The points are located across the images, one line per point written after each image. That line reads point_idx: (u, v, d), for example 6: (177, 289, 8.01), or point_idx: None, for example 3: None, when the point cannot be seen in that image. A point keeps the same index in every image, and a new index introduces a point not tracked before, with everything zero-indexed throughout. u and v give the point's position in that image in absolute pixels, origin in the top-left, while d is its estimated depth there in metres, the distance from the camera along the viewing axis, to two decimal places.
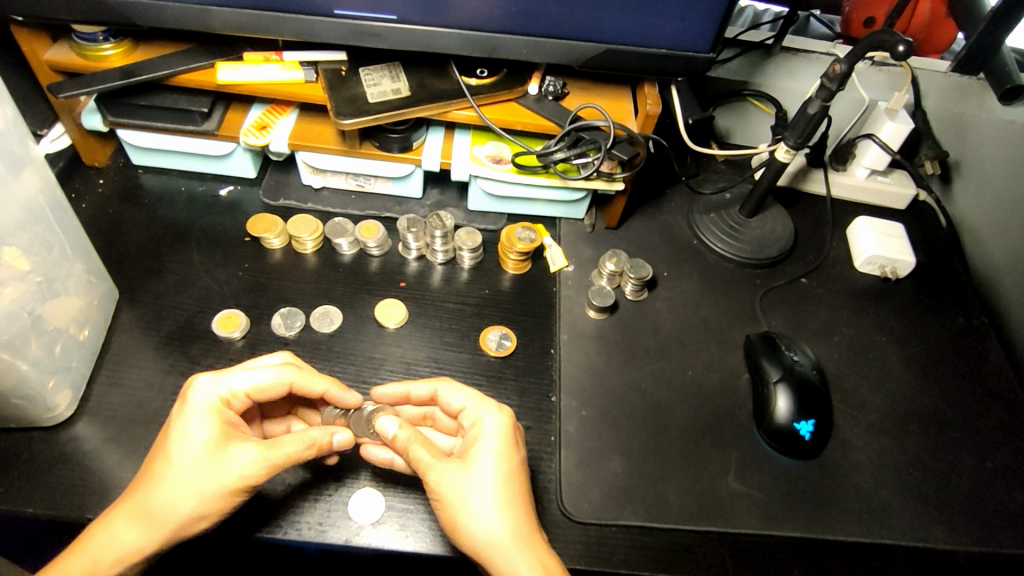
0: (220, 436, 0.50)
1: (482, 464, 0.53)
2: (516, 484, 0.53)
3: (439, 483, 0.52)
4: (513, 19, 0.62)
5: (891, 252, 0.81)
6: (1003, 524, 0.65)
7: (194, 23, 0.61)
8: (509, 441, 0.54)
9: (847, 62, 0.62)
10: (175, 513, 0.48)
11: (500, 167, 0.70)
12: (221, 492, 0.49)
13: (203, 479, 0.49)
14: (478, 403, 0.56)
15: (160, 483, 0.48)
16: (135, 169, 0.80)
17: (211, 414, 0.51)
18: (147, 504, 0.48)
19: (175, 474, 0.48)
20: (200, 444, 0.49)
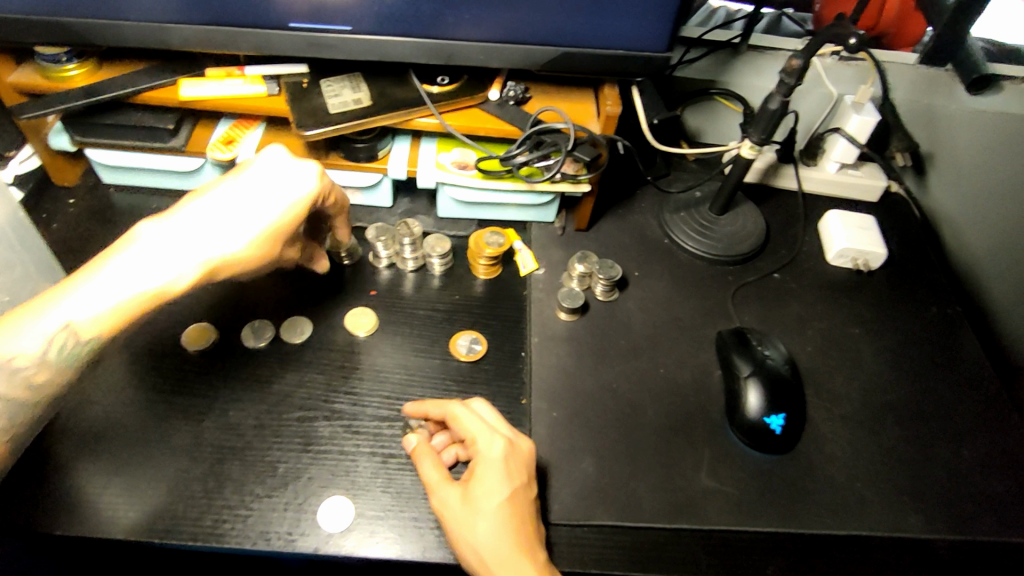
0: (290, 218, 0.57)
1: (481, 488, 0.53)
2: (510, 514, 0.52)
3: (443, 503, 0.53)
4: (468, 25, 0.62)
5: (862, 244, 0.81)
6: (980, 513, 0.64)
7: (153, 41, 0.62)
8: (504, 472, 0.54)
9: (803, 56, 0.63)
10: (232, 263, 0.55)
11: (465, 172, 0.71)
12: (263, 255, 0.57)
13: (261, 238, 0.56)
14: (482, 428, 0.56)
15: (228, 226, 0.55)
16: (106, 188, 0.80)
17: (303, 198, 0.58)
18: (206, 239, 0.54)
19: (244, 225, 0.55)
20: (276, 215, 0.57)
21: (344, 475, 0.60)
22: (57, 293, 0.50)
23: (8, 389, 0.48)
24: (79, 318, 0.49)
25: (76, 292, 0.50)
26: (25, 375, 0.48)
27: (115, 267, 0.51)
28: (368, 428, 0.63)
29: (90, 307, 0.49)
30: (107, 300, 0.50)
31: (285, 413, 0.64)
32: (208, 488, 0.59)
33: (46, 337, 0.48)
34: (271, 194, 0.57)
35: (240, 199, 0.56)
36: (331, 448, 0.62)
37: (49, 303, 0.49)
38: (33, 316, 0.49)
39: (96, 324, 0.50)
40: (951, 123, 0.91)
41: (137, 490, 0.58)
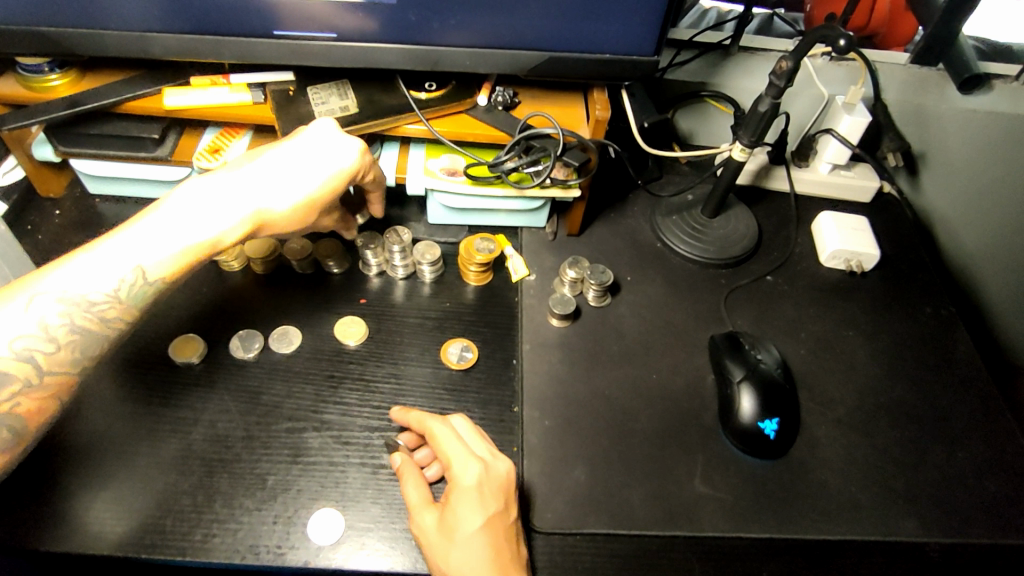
0: (338, 183, 0.60)
1: (455, 516, 0.52)
2: (486, 541, 0.52)
3: (422, 528, 0.53)
4: (454, 31, 0.62)
5: (855, 245, 0.81)
6: (975, 515, 0.64)
7: (135, 49, 0.61)
8: (479, 499, 0.53)
9: (793, 58, 0.62)
10: (276, 220, 0.58)
11: (454, 179, 0.70)
12: (306, 217, 0.60)
13: (308, 201, 0.59)
14: (457, 453, 0.55)
15: (277, 186, 0.57)
16: (92, 199, 0.79)
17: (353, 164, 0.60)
18: (258, 196, 0.57)
19: (294, 187, 0.58)
20: (325, 181, 0.59)
21: (334, 486, 0.59)
22: (126, 235, 0.53)
23: (84, 325, 0.50)
24: (149, 260, 0.52)
25: (141, 237, 0.53)
26: (99, 311, 0.51)
27: (177, 215, 0.54)
28: (358, 438, 0.63)
29: (157, 252, 0.53)
30: (171, 247, 0.53)
31: (274, 425, 0.63)
32: (198, 500, 0.58)
33: (120, 276, 0.51)
34: (320, 159, 0.59)
35: (291, 162, 0.58)
36: (321, 460, 0.61)
37: (121, 245, 0.52)
38: (104, 256, 0.51)
39: (163, 267, 0.53)
40: (942, 123, 0.90)
41: (122, 504, 0.57)
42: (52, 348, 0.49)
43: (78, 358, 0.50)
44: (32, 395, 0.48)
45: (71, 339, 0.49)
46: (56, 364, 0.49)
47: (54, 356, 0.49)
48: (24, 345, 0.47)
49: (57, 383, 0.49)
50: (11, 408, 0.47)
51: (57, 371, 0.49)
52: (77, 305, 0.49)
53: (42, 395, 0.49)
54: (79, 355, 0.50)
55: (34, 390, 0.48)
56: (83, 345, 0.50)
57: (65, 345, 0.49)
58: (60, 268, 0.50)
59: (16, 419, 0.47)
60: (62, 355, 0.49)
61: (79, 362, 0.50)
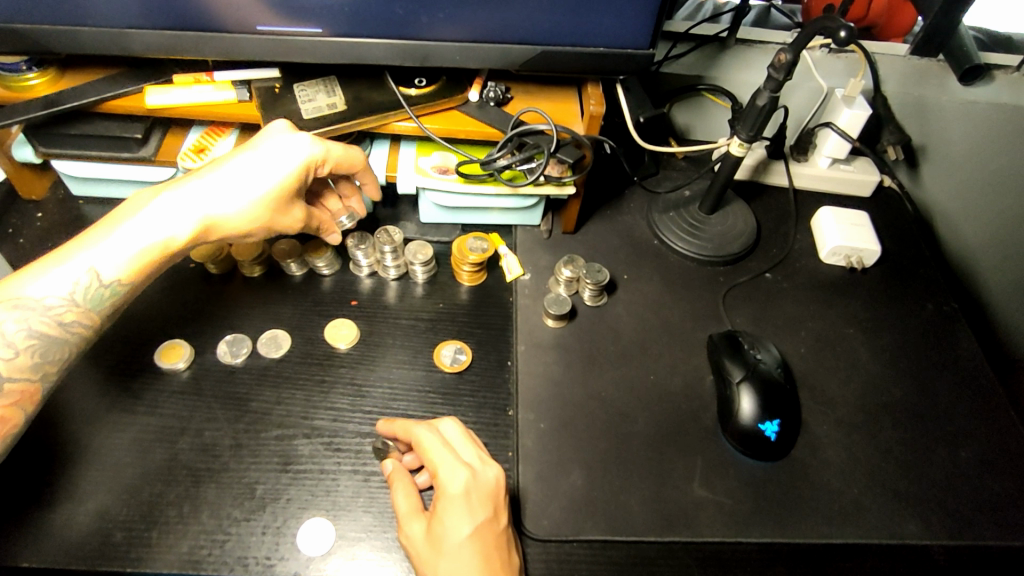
0: (293, 179, 0.58)
1: (442, 525, 0.51)
2: (475, 550, 0.50)
3: (411, 539, 0.52)
4: (444, 25, 0.60)
5: (856, 241, 0.79)
6: (979, 516, 0.63)
7: (114, 46, 0.59)
8: (466, 505, 0.52)
9: (792, 50, 0.61)
10: (234, 221, 0.57)
11: (446, 177, 0.68)
12: (265, 216, 0.58)
13: (265, 199, 0.57)
14: (446, 459, 0.54)
15: (232, 184, 0.56)
16: (75, 200, 0.77)
17: (309, 157, 0.58)
18: (212, 196, 0.56)
19: (250, 185, 0.56)
20: (281, 178, 0.57)
21: (324, 495, 0.58)
22: (82, 241, 0.53)
23: (42, 329, 0.50)
24: (102, 263, 0.52)
25: (96, 240, 0.53)
26: (57, 315, 0.51)
27: (205, 182, 0.56)
28: (349, 445, 0.61)
29: (111, 255, 0.52)
30: (124, 249, 0.53)
31: (263, 433, 0.61)
32: (184, 512, 0.56)
33: (75, 279, 0.51)
34: (286, 150, 0.57)
35: (245, 160, 0.57)
36: (311, 468, 0.59)
37: (77, 248, 0.52)
38: (60, 262, 0.52)
39: (117, 270, 0.52)
40: (942, 114, 0.88)
41: (107, 515, 0.56)
42: (11, 354, 0.49)
43: (39, 363, 0.50)
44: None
45: (29, 343, 0.49)
46: (17, 371, 0.49)
47: (14, 363, 0.49)
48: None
49: (20, 391, 0.49)
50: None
51: (17, 377, 0.49)
52: (32, 310, 0.49)
53: (6, 404, 0.49)
54: (39, 360, 0.50)
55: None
56: (43, 350, 0.50)
57: (24, 351, 0.49)
58: (22, 274, 0.51)
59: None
60: (22, 360, 0.49)
61: (40, 368, 0.50)
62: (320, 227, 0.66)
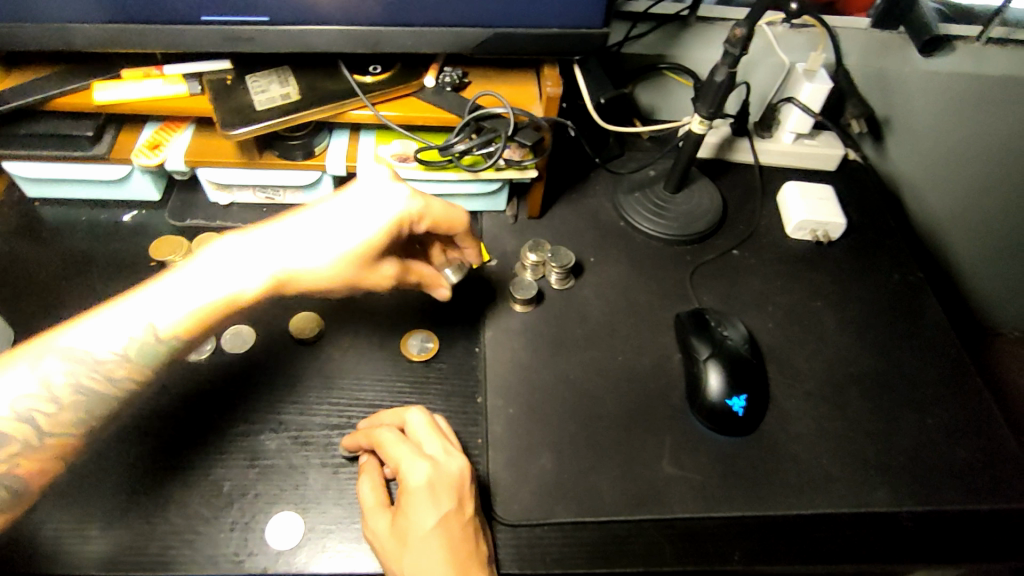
0: (374, 240, 0.55)
1: (405, 517, 0.51)
2: (439, 541, 0.50)
3: (374, 532, 0.52)
4: (393, 9, 0.59)
5: (820, 215, 0.79)
6: (945, 481, 0.64)
7: (55, 42, 0.58)
8: (428, 497, 0.51)
9: (747, 24, 0.60)
10: (310, 278, 0.55)
11: (405, 164, 0.68)
12: (344, 279, 0.56)
13: (340, 262, 0.54)
14: (405, 453, 0.54)
15: (311, 239, 0.54)
16: (32, 203, 0.76)
17: (392, 219, 0.55)
18: (286, 254, 0.54)
19: (331, 242, 0.54)
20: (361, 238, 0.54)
21: (293, 489, 0.58)
22: (149, 291, 0.52)
23: (89, 384, 0.50)
24: (161, 318, 0.51)
25: (164, 292, 0.52)
26: (106, 370, 0.50)
27: (285, 237, 0.54)
28: (317, 438, 0.61)
29: (172, 308, 0.51)
30: (188, 303, 0.52)
31: (229, 429, 0.61)
32: (154, 511, 0.56)
33: (135, 333, 0.50)
34: (372, 207, 0.55)
35: (327, 214, 0.55)
36: (279, 463, 0.59)
37: (145, 300, 0.52)
38: (126, 311, 0.51)
39: (178, 327, 0.51)
40: (905, 87, 0.88)
41: (71, 518, 0.55)
42: (53, 408, 0.48)
43: (80, 419, 0.50)
44: (34, 457, 0.48)
45: (73, 399, 0.49)
46: (57, 426, 0.49)
47: (54, 417, 0.48)
48: (28, 401, 0.47)
49: (60, 444, 0.49)
50: (7, 468, 0.47)
51: (55, 434, 0.49)
52: (83, 363, 0.49)
53: (43, 455, 0.49)
54: (82, 415, 0.50)
55: (33, 451, 0.48)
56: (85, 406, 0.50)
57: (66, 405, 0.49)
58: (85, 323, 0.51)
59: (15, 480, 0.47)
60: (63, 416, 0.49)
61: (82, 425, 0.50)
62: (423, 280, 0.63)
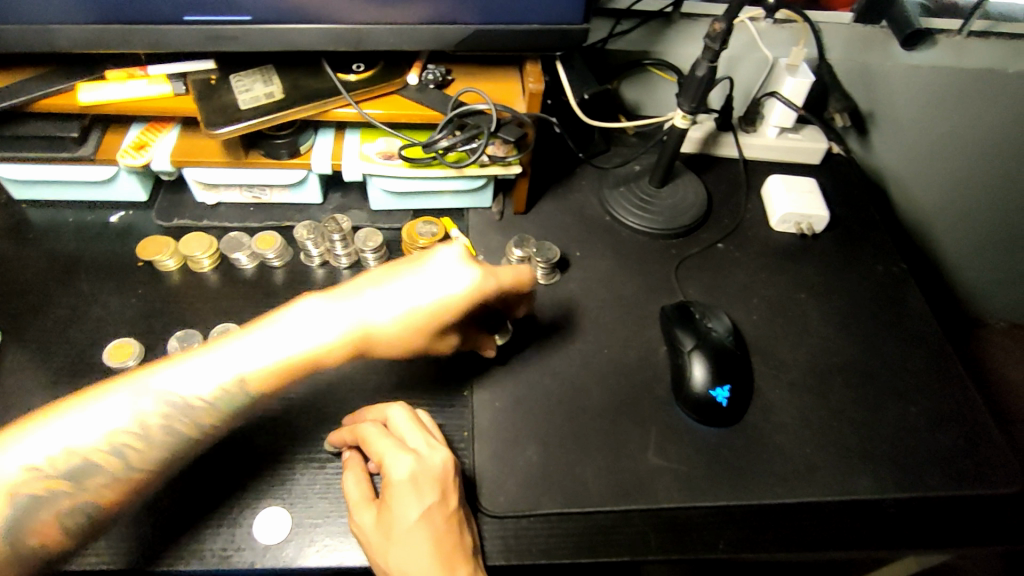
0: (449, 308, 0.51)
1: (390, 511, 0.52)
2: (425, 534, 0.51)
3: (360, 526, 0.53)
4: (375, 8, 0.60)
5: (804, 208, 0.80)
6: (928, 468, 0.64)
7: (38, 43, 0.58)
8: (412, 491, 0.52)
9: (726, 19, 0.61)
10: (383, 338, 0.52)
11: (390, 162, 0.68)
12: (415, 340, 0.53)
13: (412, 324, 0.51)
14: (389, 447, 0.54)
15: (389, 302, 0.51)
16: (19, 205, 0.76)
17: (466, 287, 0.51)
18: (366, 313, 0.51)
19: (405, 306, 0.51)
20: (438, 302, 0.51)
21: (280, 484, 0.58)
22: (235, 339, 0.51)
23: (176, 424, 0.48)
24: (246, 367, 0.49)
25: (249, 343, 0.50)
26: (194, 412, 0.49)
27: (367, 296, 0.51)
28: (304, 433, 0.61)
29: (254, 360, 0.49)
30: (268, 356, 0.50)
31: None
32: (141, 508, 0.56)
33: (219, 381, 0.49)
34: (450, 274, 0.51)
35: (408, 276, 0.52)
36: (267, 459, 0.59)
37: (232, 347, 0.50)
38: (214, 355, 0.50)
39: (255, 376, 0.49)
40: (887, 80, 0.89)
41: None
42: (136, 443, 0.47)
43: (159, 459, 0.48)
44: (115, 489, 0.47)
45: (159, 437, 0.48)
46: (140, 462, 0.47)
47: (139, 452, 0.47)
48: (113, 435, 0.46)
49: (136, 480, 0.48)
50: (88, 497, 0.46)
51: (137, 469, 0.47)
52: (173, 403, 0.48)
53: (118, 488, 0.47)
54: (162, 455, 0.48)
55: (117, 482, 0.47)
56: (166, 447, 0.48)
57: (153, 443, 0.47)
58: (175, 363, 0.50)
59: (93, 509, 0.46)
60: (143, 454, 0.47)
61: (161, 465, 0.48)
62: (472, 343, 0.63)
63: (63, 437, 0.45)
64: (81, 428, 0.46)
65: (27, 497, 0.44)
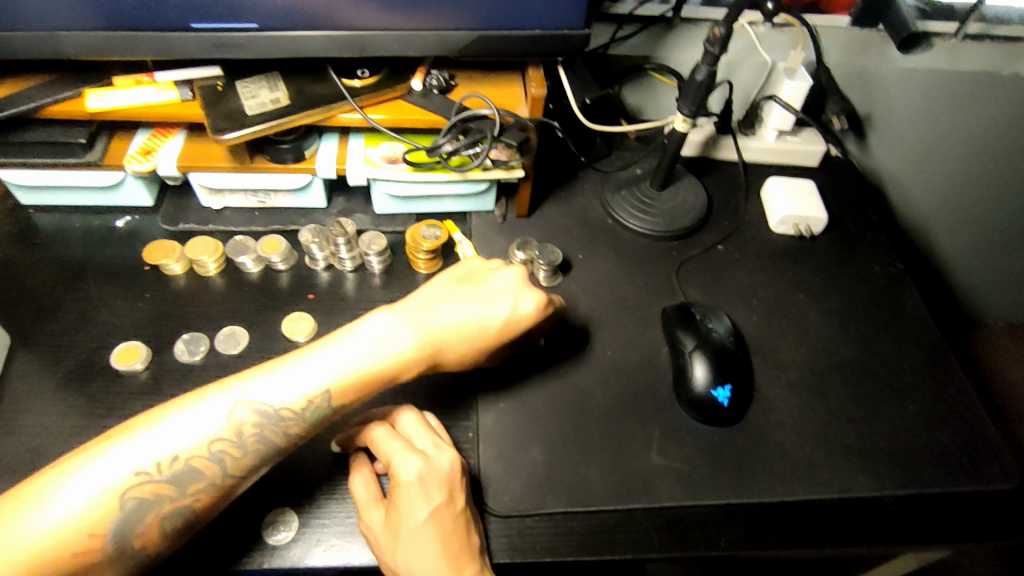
0: (516, 322, 0.59)
1: (399, 511, 0.52)
2: (433, 534, 0.51)
3: (369, 526, 0.54)
4: (379, 15, 0.61)
5: (803, 209, 0.81)
6: (926, 465, 0.65)
7: (47, 50, 0.59)
8: (420, 491, 0.53)
9: (725, 24, 0.62)
10: (454, 349, 0.57)
11: (395, 166, 0.69)
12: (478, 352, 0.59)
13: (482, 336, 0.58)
14: (397, 448, 0.55)
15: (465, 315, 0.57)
16: (26, 210, 0.77)
17: (532, 303, 0.59)
18: (443, 325, 0.56)
19: (479, 319, 0.57)
20: (508, 316, 0.58)
21: (287, 486, 0.58)
22: (314, 352, 0.54)
23: (266, 434, 0.51)
24: (332, 377, 0.53)
25: (330, 355, 0.54)
26: (284, 422, 0.52)
27: (441, 310, 0.57)
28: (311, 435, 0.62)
29: (338, 369, 0.53)
30: (352, 366, 0.53)
31: None
32: None
33: (306, 390, 0.52)
34: (514, 292, 0.59)
35: (476, 294, 0.59)
36: None
37: (315, 359, 0.54)
38: (298, 367, 0.53)
39: (338, 385, 0.53)
40: (884, 83, 0.90)
41: None
42: (233, 451, 0.50)
43: (249, 466, 0.51)
44: (211, 494, 0.50)
45: (250, 446, 0.51)
46: (234, 469, 0.51)
47: (234, 460, 0.50)
48: (212, 441, 0.49)
49: (227, 486, 0.51)
50: (187, 501, 0.49)
51: (231, 475, 0.51)
52: (265, 413, 0.51)
53: (213, 493, 0.50)
54: (252, 462, 0.52)
55: (213, 488, 0.50)
56: (256, 456, 0.51)
57: (245, 452, 0.51)
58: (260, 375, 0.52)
59: (189, 512, 0.50)
60: (237, 461, 0.51)
61: (250, 472, 0.52)
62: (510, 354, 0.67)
63: (167, 442, 0.48)
64: (181, 433, 0.49)
65: (135, 500, 0.47)
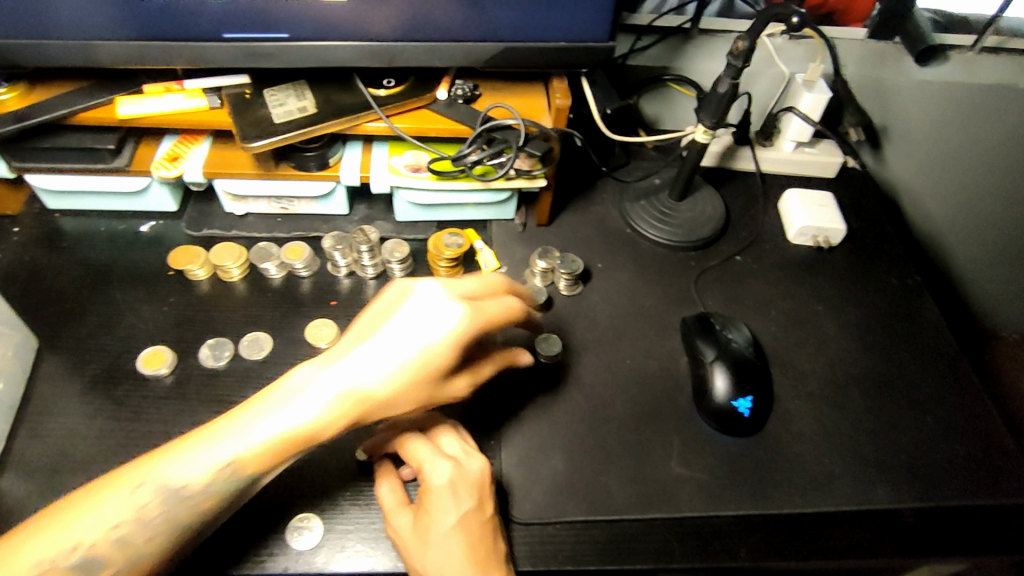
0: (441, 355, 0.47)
1: (428, 516, 0.53)
2: (462, 539, 0.52)
3: (397, 530, 0.54)
4: (408, 27, 0.62)
5: (821, 221, 0.81)
6: (945, 478, 0.65)
7: (81, 59, 0.60)
8: (450, 497, 0.53)
9: (749, 38, 0.62)
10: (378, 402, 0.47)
11: (418, 175, 0.70)
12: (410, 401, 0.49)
13: (404, 383, 0.47)
14: (428, 453, 0.55)
15: (376, 359, 0.47)
16: (52, 214, 0.78)
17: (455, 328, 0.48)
18: (354, 377, 0.47)
19: (391, 362, 0.47)
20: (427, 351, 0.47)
21: (312, 492, 0.59)
22: (223, 423, 0.47)
23: (178, 507, 0.46)
24: (241, 449, 0.46)
25: (238, 425, 0.47)
26: (195, 495, 0.46)
27: (351, 359, 0.47)
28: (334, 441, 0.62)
29: (247, 441, 0.46)
30: (264, 436, 0.46)
31: None
32: None
33: (214, 463, 0.46)
34: (432, 317, 0.48)
35: (392, 330, 0.48)
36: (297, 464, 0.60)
37: (223, 431, 0.47)
38: (206, 441, 0.47)
39: (248, 457, 0.46)
40: (901, 95, 0.91)
41: None
42: (146, 530, 0.45)
43: (166, 540, 0.46)
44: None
45: (162, 519, 0.45)
46: (148, 546, 0.45)
47: (148, 537, 0.45)
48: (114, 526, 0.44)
49: (147, 563, 0.46)
50: None
51: (149, 553, 0.46)
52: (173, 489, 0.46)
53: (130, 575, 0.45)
54: (168, 536, 0.46)
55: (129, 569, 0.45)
56: (172, 530, 0.46)
57: (157, 526, 0.45)
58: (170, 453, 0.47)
59: None
60: (153, 536, 0.46)
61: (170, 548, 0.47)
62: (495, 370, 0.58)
63: (65, 535, 0.44)
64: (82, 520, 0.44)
65: None
